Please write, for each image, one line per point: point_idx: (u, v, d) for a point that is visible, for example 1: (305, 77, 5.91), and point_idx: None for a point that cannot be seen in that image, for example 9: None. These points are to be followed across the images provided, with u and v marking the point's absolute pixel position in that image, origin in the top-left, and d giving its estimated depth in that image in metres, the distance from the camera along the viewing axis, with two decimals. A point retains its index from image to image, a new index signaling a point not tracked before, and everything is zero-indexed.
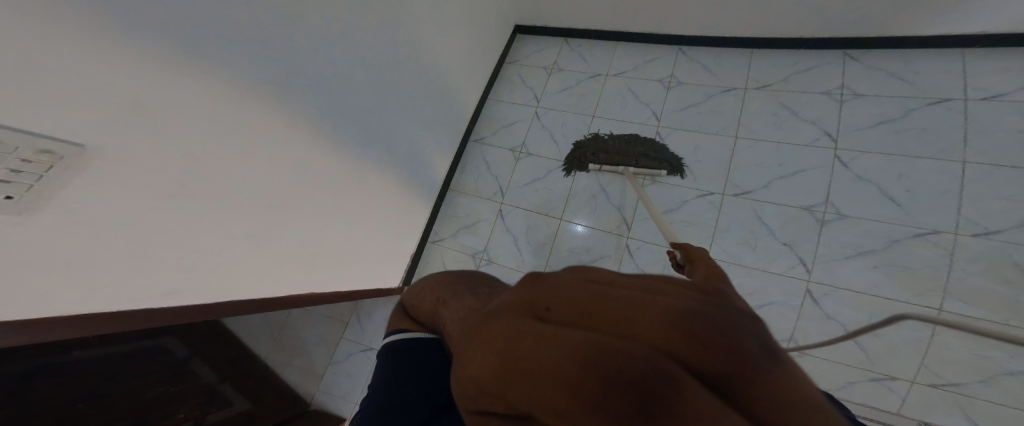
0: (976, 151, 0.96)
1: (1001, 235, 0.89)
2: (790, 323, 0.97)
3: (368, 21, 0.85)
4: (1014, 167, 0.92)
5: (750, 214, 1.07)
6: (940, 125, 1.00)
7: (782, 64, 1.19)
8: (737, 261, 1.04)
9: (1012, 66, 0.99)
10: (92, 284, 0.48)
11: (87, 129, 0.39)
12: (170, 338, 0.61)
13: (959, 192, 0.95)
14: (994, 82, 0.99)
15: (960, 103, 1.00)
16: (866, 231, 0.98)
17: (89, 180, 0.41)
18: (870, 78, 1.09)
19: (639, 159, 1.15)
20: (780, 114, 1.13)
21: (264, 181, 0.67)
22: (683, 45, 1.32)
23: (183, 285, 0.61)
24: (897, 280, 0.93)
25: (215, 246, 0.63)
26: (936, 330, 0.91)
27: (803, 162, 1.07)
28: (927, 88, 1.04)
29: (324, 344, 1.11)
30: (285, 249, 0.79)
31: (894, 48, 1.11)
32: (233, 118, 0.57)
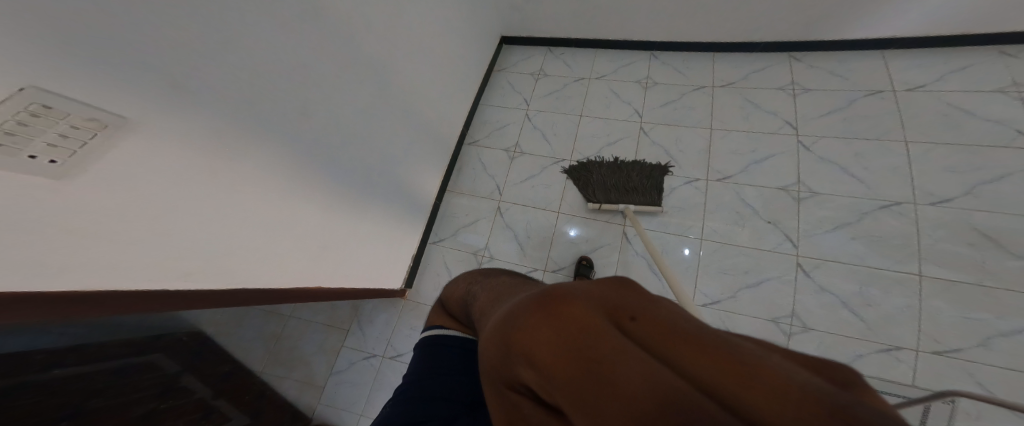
0: (915, 133, 1.06)
1: (953, 203, 0.98)
2: (788, 300, 1.00)
3: (377, 19, 0.83)
4: (950, 144, 1.03)
5: (733, 196, 1.10)
6: (881, 112, 1.10)
7: (740, 65, 1.27)
8: (729, 241, 1.06)
9: (924, 63, 1.13)
10: (111, 260, 0.42)
11: (130, 97, 0.35)
12: (159, 354, 0.59)
13: (908, 167, 1.04)
14: (916, 76, 1.12)
15: (891, 94, 1.12)
16: (838, 206, 1.04)
17: (126, 149, 0.37)
18: (814, 76, 1.20)
19: (639, 196, 1.09)
20: (745, 107, 1.19)
21: (273, 171, 0.60)
22: (653, 51, 1.38)
23: (212, 264, 0.56)
24: (873, 248, 1.00)
25: (230, 234, 0.56)
26: (923, 297, 0.94)
27: (774, 147, 1.12)
28: (863, 82, 1.15)
29: (322, 353, 1.08)
30: (281, 256, 0.70)
31: (831, 48, 1.22)
32: (255, 97, 0.52)
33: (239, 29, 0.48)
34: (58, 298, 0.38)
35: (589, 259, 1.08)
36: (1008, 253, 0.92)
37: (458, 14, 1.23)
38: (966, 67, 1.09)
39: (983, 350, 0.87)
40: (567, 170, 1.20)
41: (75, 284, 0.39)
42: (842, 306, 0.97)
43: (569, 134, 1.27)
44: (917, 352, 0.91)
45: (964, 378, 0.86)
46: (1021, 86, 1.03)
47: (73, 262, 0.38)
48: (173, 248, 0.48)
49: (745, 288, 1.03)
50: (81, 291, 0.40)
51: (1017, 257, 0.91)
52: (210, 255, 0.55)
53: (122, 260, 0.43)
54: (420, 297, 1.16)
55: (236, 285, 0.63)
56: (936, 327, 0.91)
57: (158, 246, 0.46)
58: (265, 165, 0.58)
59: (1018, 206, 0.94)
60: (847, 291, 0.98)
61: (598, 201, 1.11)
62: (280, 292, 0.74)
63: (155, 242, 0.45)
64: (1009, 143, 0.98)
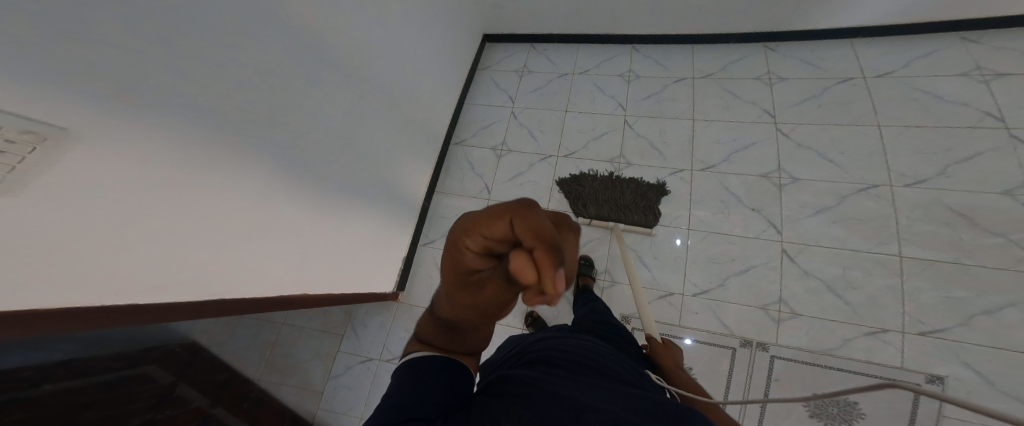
0: (887, 117, 1.08)
1: (929, 184, 1.01)
2: (775, 284, 1.02)
3: (349, 24, 0.83)
4: (925, 127, 1.05)
5: (718, 186, 1.11)
6: (855, 98, 1.12)
7: (718, 56, 1.29)
8: (715, 229, 1.08)
9: (891, 50, 1.15)
10: (75, 275, 0.39)
11: (72, 109, 0.34)
12: (151, 366, 0.58)
13: (883, 151, 1.06)
14: (885, 63, 1.14)
15: (862, 80, 1.14)
16: (818, 191, 1.07)
17: (70, 162, 0.35)
18: (789, 65, 1.21)
19: (630, 214, 1.10)
20: (725, 97, 1.20)
21: (242, 179, 0.60)
22: (634, 44, 1.38)
23: (179, 276, 0.54)
24: (854, 231, 1.03)
25: (203, 242, 0.55)
26: (905, 278, 0.97)
27: (754, 136, 1.14)
28: (836, 70, 1.17)
29: (318, 359, 1.08)
30: (262, 264, 0.70)
31: (807, 36, 1.23)
32: (215, 104, 0.51)
33: (196, 38, 0.47)
34: (21, 316, 0.35)
35: (589, 258, 1.09)
36: (982, 230, 0.95)
37: (436, 15, 1.22)
38: (931, 53, 1.11)
39: (965, 330, 0.90)
40: (561, 181, 1.18)
41: (43, 301, 0.37)
42: (828, 290, 1.01)
43: (555, 131, 1.28)
44: (902, 334, 0.94)
45: (947, 357, 0.90)
46: (984, 69, 1.05)
47: (35, 279, 0.35)
48: (138, 260, 0.46)
49: (733, 276, 1.05)
50: (46, 309, 0.38)
51: (991, 234, 0.94)
52: (178, 268, 0.53)
53: (84, 275, 0.40)
54: (413, 299, 1.17)
55: (209, 296, 0.60)
56: (918, 307, 0.94)
57: (119, 261, 0.44)
58: (222, 172, 0.55)
59: (989, 185, 0.97)
60: (831, 275, 1.01)
61: (589, 216, 1.12)
62: (263, 301, 0.73)
63: (118, 255, 0.43)
64: (978, 124, 1.01)
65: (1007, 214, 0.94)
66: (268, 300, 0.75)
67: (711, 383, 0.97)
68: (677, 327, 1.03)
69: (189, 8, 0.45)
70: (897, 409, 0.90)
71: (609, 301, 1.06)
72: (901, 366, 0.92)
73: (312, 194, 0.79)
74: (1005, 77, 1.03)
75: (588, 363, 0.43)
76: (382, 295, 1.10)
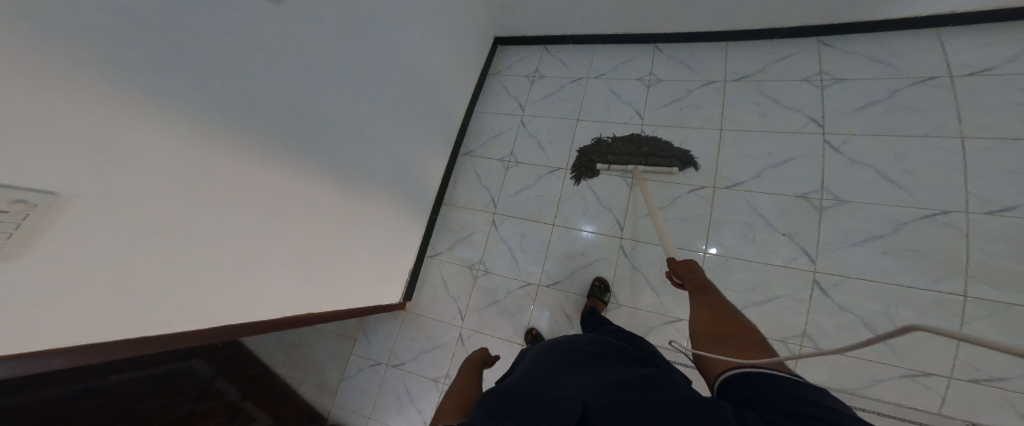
0: (973, 127, 0.88)
1: (1018, 211, 0.82)
2: (801, 319, 0.93)
3: (344, 53, 0.79)
4: (1019, 140, 0.85)
5: (744, 205, 0.99)
6: (930, 104, 0.92)
7: (758, 54, 1.10)
8: (737, 255, 0.98)
9: (992, 40, 0.92)
10: (85, 320, 0.45)
11: (59, 176, 0.37)
12: (195, 360, 0.92)
13: (962, 170, 0.88)
14: (979, 57, 0.92)
15: (946, 80, 0.93)
16: (868, 217, 0.92)
17: (66, 223, 0.39)
18: (849, 63, 1.01)
19: (648, 158, 1.08)
20: (762, 103, 1.04)
21: (234, 216, 0.61)
22: (659, 43, 1.22)
23: (185, 308, 0.58)
24: (910, 265, 0.88)
25: (202, 277, 0.58)
26: (965, 321, 0.82)
27: (794, 150, 0.98)
28: (909, 69, 0.96)
29: (334, 361, 1.16)
30: (268, 295, 0.74)
31: (872, 31, 1.02)
32: (206, 154, 0.53)
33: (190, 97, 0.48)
34: (40, 354, 0.42)
35: (605, 281, 1.04)
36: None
37: (444, 21, 1.15)
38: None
39: None
40: (575, 173, 1.15)
41: (48, 344, 0.42)
42: (865, 329, 0.88)
43: (566, 141, 1.20)
44: (949, 379, 0.85)
45: (1003, 409, 0.81)
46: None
47: (42, 326, 0.41)
48: (141, 299, 0.51)
49: (753, 307, 0.96)
50: (60, 347, 0.44)
51: None
52: (189, 302, 0.58)
53: (94, 320, 0.46)
54: (418, 308, 1.18)
55: (222, 321, 0.66)
56: None
57: (129, 305, 0.50)
58: (222, 217, 0.59)
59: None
60: (872, 313, 0.89)
61: (606, 162, 1.11)
62: (262, 325, 0.75)
63: (127, 301, 0.49)
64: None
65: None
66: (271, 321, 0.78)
67: None
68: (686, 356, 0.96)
69: (182, 73, 0.46)
70: None
71: (616, 323, 1.02)
72: (941, 413, 0.84)
73: (311, 226, 0.80)
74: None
75: (572, 348, 0.55)
76: (389, 306, 1.12)
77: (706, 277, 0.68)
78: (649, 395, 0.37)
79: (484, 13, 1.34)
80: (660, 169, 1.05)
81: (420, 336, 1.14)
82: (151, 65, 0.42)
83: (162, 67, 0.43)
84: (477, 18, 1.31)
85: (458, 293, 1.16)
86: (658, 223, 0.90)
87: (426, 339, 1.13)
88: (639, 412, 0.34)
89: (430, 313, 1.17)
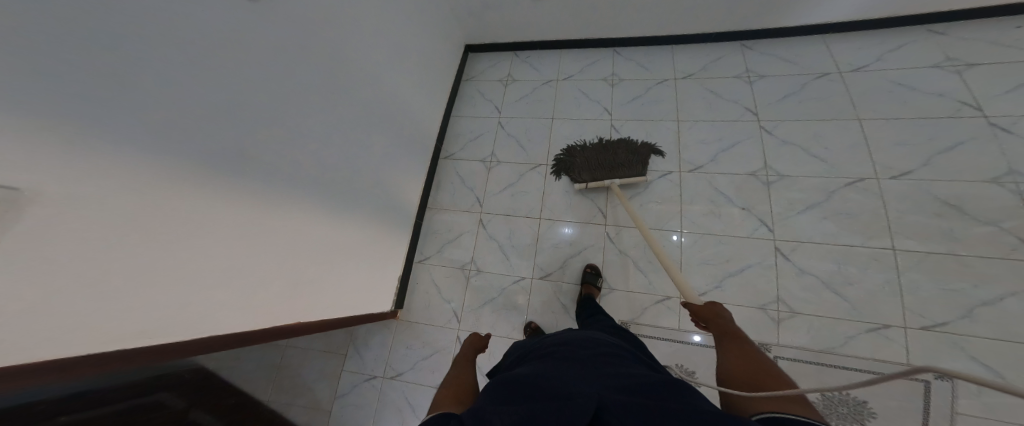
0: (866, 110, 1.10)
1: (912, 175, 1.02)
2: (772, 285, 1.03)
3: (350, 59, 0.86)
4: (897, 119, 1.08)
5: (707, 186, 1.12)
6: (830, 94, 1.14)
7: (697, 56, 1.30)
8: (709, 230, 1.09)
9: (859, 45, 1.19)
10: (40, 332, 0.36)
11: (32, 166, 0.32)
12: (165, 393, 0.66)
13: (865, 143, 1.07)
14: (857, 58, 1.17)
15: (836, 75, 1.16)
16: (807, 187, 1.07)
17: (32, 218, 0.33)
18: (766, 62, 1.23)
19: (623, 170, 1.12)
20: (707, 97, 1.22)
21: (235, 206, 0.58)
22: (616, 47, 1.41)
23: (174, 316, 0.51)
24: (848, 226, 1.02)
25: (196, 277, 0.53)
26: (902, 272, 0.97)
27: (740, 134, 1.15)
28: (813, 67, 1.19)
29: (325, 379, 1.14)
30: (251, 302, 0.66)
31: (779, 37, 1.27)
32: (201, 142, 0.50)
33: (195, 91, 0.48)
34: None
35: (597, 267, 1.11)
36: (973, 220, 0.96)
37: (427, 36, 1.25)
38: (899, 47, 1.16)
39: (968, 322, 0.90)
40: (555, 168, 1.23)
41: (27, 352, 0.35)
42: (825, 288, 1.00)
43: (543, 138, 1.30)
44: (905, 329, 0.93)
45: (957, 354, 0.89)
46: (955, 60, 1.10)
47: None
48: (129, 303, 0.44)
49: (729, 277, 1.05)
50: (33, 361, 0.36)
51: (981, 223, 0.95)
52: (160, 310, 0.48)
53: (52, 330, 0.37)
54: (412, 316, 1.17)
55: (196, 333, 0.55)
56: (919, 301, 0.94)
57: (90, 312, 0.40)
58: (205, 209, 0.52)
59: (971, 173, 0.99)
60: (826, 272, 1.01)
61: (584, 181, 1.16)
62: (256, 335, 0.68)
63: (88, 308, 0.40)
64: (956, 113, 1.05)
65: (995, 202, 0.95)
66: (264, 332, 0.70)
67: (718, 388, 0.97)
68: (679, 332, 1.03)
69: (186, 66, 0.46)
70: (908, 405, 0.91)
71: (608, 307, 1.07)
72: (910, 363, 0.91)
73: (303, 221, 0.75)
74: (975, 67, 1.08)
75: (588, 353, 0.56)
76: (382, 314, 1.10)
77: (734, 323, 0.63)
78: (663, 401, 0.40)
79: (457, 26, 1.45)
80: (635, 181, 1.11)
81: (415, 343, 1.14)
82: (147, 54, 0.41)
83: (158, 55, 0.43)
84: (450, 30, 1.42)
85: (452, 296, 1.17)
86: (657, 251, 0.89)
87: (422, 346, 1.13)
88: (650, 414, 0.37)
89: (425, 319, 1.16)
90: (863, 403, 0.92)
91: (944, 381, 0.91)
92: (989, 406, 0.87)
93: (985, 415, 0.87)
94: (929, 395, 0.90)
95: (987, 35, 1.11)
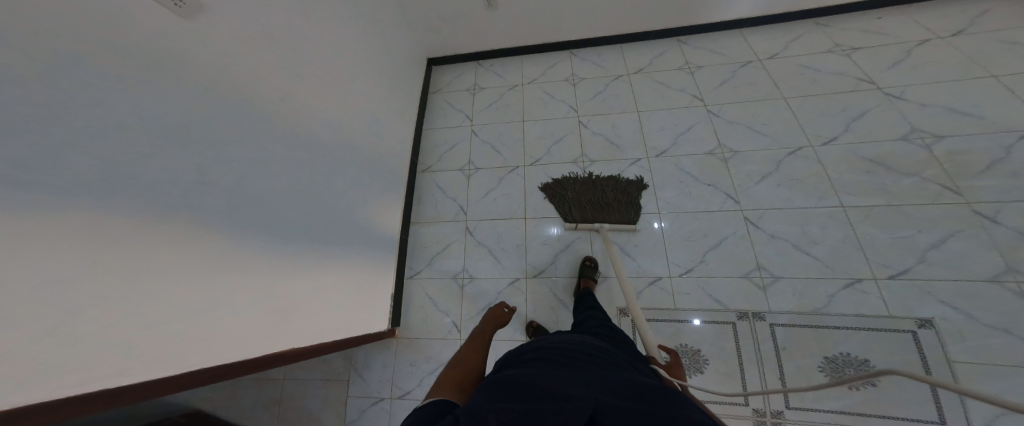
0: (789, 90, 1.27)
1: (841, 140, 1.17)
2: (750, 251, 1.09)
3: (318, 71, 0.92)
4: (816, 94, 1.25)
5: (672, 168, 1.21)
6: (757, 78, 1.31)
7: (642, 54, 1.47)
8: (683, 209, 1.16)
9: (771, 36, 1.40)
10: (21, 390, 0.35)
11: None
12: None
13: (794, 117, 1.22)
14: (771, 47, 1.37)
15: (758, 62, 1.35)
16: (757, 160, 1.18)
17: None
18: (700, 54, 1.41)
19: (614, 214, 1.15)
20: (658, 88, 1.36)
21: (202, 221, 0.56)
22: (571, 49, 1.55)
23: (150, 352, 0.48)
24: (799, 189, 1.13)
25: (166, 307, 0.50)
26: (856, 226, 1.06)
27: (692, 119, 1.28)
28: (738, 56, 1.38)
29: (330, 407, 1.10)
30: (234, 329, 0.62)
31: (705, 32, 1.47)
32: (158, 157, 0.49)
33: (155, 106, 0.49)
34: None
35: (594, 259, 1.11)
36: (898, 173, 1.09)
37: (394, 58, 1.35)
38: (801, 35, 1.38)
39: (925, 266, 0.99)
40: (547, 189, 1.24)
41: None
42: (795, 249, 1.07)
43: (516, 140, 1.37)
44: (876, 281, 1.00)
45: (924, 298, 0.96)
46: (843, 46, 1.32)
47: None
48: (96, 341, 0.42)
49: (710, 250, 1.10)
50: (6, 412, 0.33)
51: (908, 176, 1.08)
52: (133, 354, 0.46)
53: (28, 378, 0.35)
54: (411, 332, 1.14)
55: (186, 371, 0.54)
56: (878, 251, 1.03)
57: (54, 367, 0.38)
58: (167, 241, 0.50)
59: (887, 134, 1.14)
60: (793, 233, 1.09)
61: (574, 219, 1.16)
62: (246, 363, 0.66)
63: (66, 360, 0.39)
64: (858, 87, 1.23)
65: (912, 156, 1.10)
66: (254, 360, 0.68)
67: (722, 360, 0.99)
68: (676, 311, 1.06)
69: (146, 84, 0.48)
70: (907, 360, 0.92)
71: (608, 297, 1.09)
72: (891, 315, 0.97)
73: (278, 243, 0.73)
74: (861, 50, 1.30)
75: (577, 353, 0.57)
76: (379, 333, 1.07)
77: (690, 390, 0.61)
78: (653, 405, 0.41)
79: (416, 42, 1.53)
80: (626, 227, 1.13)
81: (418, 359, 1.10)
82: (100, 74, 0.43)
83: (112, 74, 0.44)
84: (415, 51, 1.53)
85: (449, 308, 1.14)
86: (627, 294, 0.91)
87: (425, 361, 1.09)
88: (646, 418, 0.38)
89: (425, 333, 1.13)
90: (866, 362, 0.93)
91: (927, 329, 0.93)
92: (977, 350, 0.90)
93: (976, 361, 0.89)
94: (921, 346, 0.92)
95: (858, 26, 1.35)
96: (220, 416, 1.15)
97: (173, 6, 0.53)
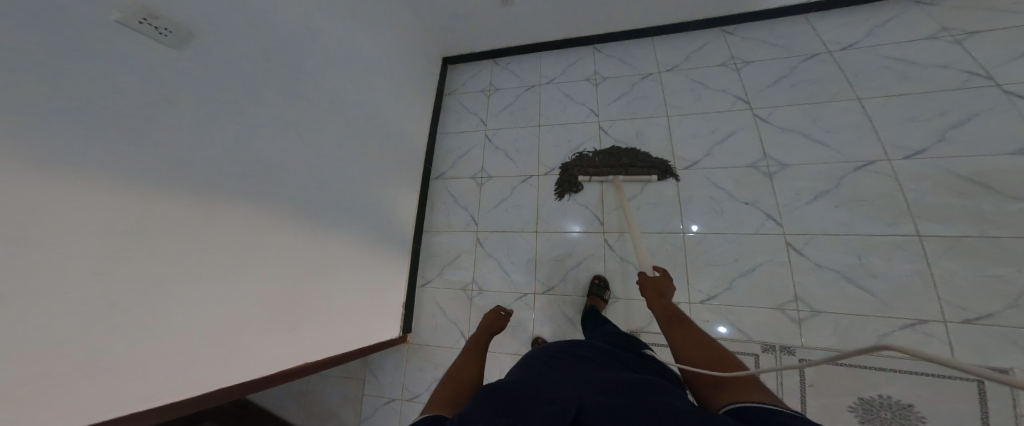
0: (864, 88, 1.04)
1: (928, 153, 0.94)
2: (787, 282, 0.95)
3: (325, 79, 0.87)
4: (903, 94, 1.01)
5: (705, 182, 1.07)
6: (825, 75, 1.08)
7: (680, 46, 1.26)
8: (713, 230, 1.03)
9: (846, 21, 1.14)
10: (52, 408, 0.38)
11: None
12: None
13: (870, 124, 1.01)
14: (848, 35, 1.12)
15: (829, 54, 1.11)
16: (813, 176, 1.00)
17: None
18: (750, 47, 1.19)
19: (627, 168, 1.11)
20: (695, 89, 1.17)
21: (212, 254, 0.57)
22: (595, 46, 1.37)
23: (171, 375, 0.51)
24: (863, 213, 0.95)
25: (189, 329, 0.53)
26: (931, 259, 0.88)
27: (734, 124, 1.10)
28: (801, 48, 1.14)
29: (348, 402, 1.17)
30: (251, 348, 0.65)
31: (761, 18, 1.22)
32: (161, 195, 0.49)
33: (143, 136, 0.47)
34: None
35: (603, 278, 1.05)
36: (1003, 196, 0.87)
37: (405, 57, 1.26)
38: (892, 19, 1.10)
39: (1017, 312, 0.81)
40: (560, 190, 1.17)
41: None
42: (847, 281, 0.91)
43: (530, 147, 1.27)
44: (945, 322, 0.84)
45: (1002, 344, 0.80)
46: (952, 29, 1.04)
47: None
48: (124, 362, 0.45)
49: (740, 277, 0.98)
50: None
51: (1017, 199, 0.86)
52: (125, 378, 0.45)
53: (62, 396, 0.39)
54: (421, 338, 1.16)
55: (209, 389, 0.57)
56: (957, 292, 0.85)
57: (82, 384, 0.41)
58: (180, 270, 0.52)
59: (996, 145, 0.90)
60: (847, 264, 0.92)
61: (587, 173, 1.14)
62: (261, 381, 0.68)
63: (94, 382, 0.42)
64: (967, 84, 0.97)
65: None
66: (270, 377, 0.70)
67: None
68: None
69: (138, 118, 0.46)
70: (960, 410, 0.79)
71: (617, 319, 1.01)
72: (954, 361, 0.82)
73: (291, 264, 0.74)
74: (977, 34, 1.01)
75: (583, 356, 0.54)
76: (392, 340, 1.09)
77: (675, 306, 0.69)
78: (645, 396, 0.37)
79: (429, 39, 1.41)
80: (640, 178, 1.09)
81: (427, 365, 1.12)
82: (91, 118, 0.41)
83: (106, 115, 0.43)
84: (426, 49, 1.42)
85: (456, 317, 1.14)
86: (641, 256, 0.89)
87: (434, 367, 1.11)
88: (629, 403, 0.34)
89: (434, 341, 1.14)
90: (908, 407, 0.82)
91: (998, 380, 0.79)
92: None
93: None
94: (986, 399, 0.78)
95: (976, 2, 1.05)
96: (257, 403, 1.28)
97: (158, 35, 0.49)
